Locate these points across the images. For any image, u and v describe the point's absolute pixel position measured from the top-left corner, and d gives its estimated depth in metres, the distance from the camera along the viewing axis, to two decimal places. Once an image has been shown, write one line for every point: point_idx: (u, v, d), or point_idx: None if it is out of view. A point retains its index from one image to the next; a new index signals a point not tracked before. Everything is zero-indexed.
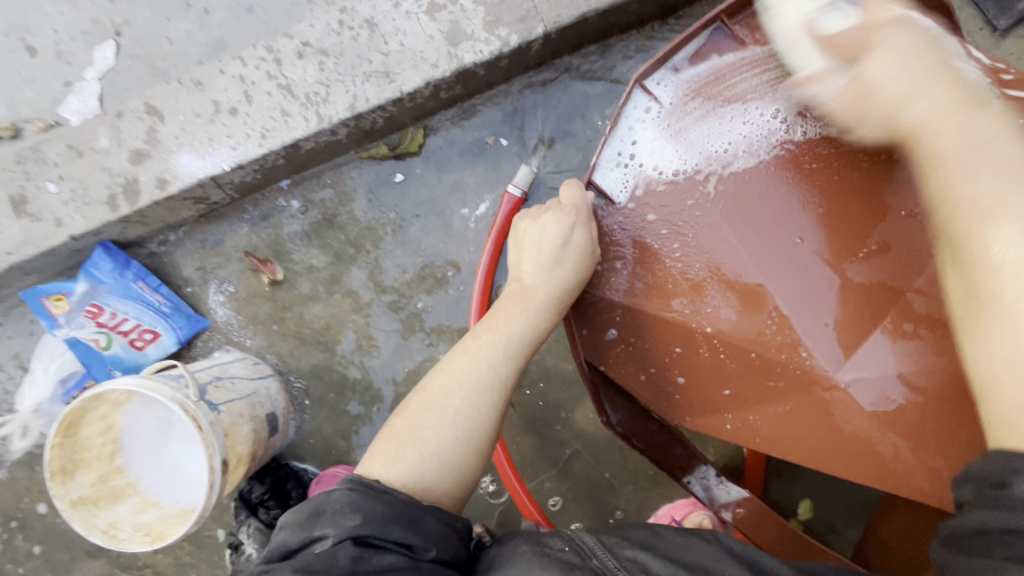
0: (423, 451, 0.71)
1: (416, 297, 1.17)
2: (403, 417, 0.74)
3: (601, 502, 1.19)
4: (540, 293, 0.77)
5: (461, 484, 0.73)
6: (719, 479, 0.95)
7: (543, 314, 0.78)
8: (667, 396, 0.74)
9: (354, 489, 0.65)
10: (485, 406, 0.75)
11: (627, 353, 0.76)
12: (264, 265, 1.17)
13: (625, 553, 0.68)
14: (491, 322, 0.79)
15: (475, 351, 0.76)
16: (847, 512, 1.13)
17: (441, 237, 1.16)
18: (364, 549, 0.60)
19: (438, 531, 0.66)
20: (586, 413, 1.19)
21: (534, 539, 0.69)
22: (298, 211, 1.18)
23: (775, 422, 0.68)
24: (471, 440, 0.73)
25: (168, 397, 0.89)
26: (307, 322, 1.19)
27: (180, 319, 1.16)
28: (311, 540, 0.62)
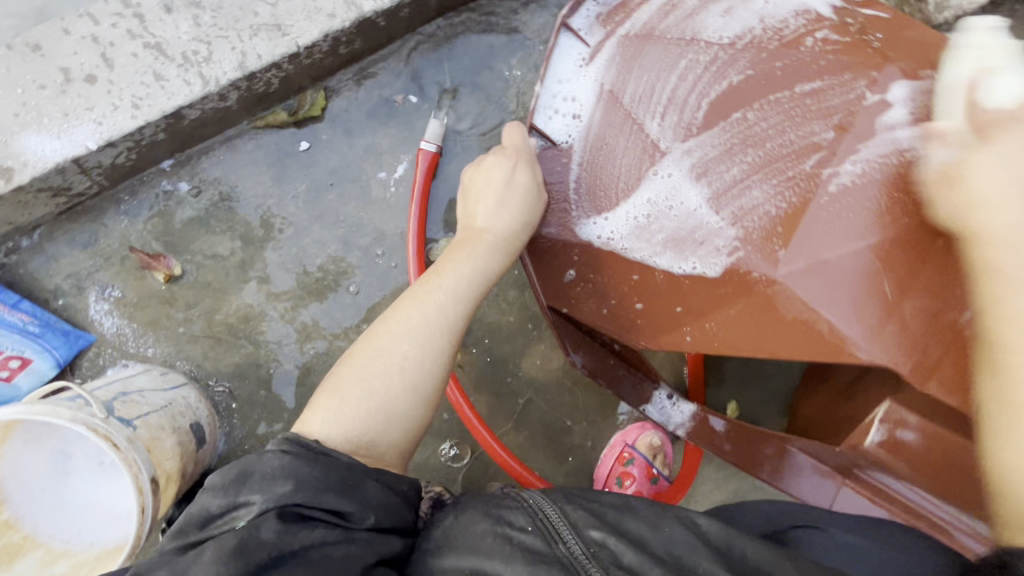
0: (369, 403, 0.69)
1: (342, 273, 1.10)
2: (349, 369, 0.71)
3: (559, 443, 1.22)
4: (488, 237, 0.78)
5: (410, 437, 0.72)
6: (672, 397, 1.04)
7: (491, 255, 0.78)
8: (627, 323, 0.78)
9: (288, 452, 0.61)
10: (434, 356, 0.73)
11: (586, 291, 0.80)
12: (157, 260, 1.03)
13: (592, 535, 0.62)
14: (441, 270, 0.77)
15: (425, 299, 0.75)
16: (767, 403, 1.29)
17: (361, 205, 1.10)
18: (292, 522, 0.56)
19: (381, 498, 0.63)
20: (533, 361, 1.22)
21: (493, 519, 0.63)
22: (188, 194, 1.05)
23: (728, 328, 0.69)
24: (419, 389, 0.71)
25: (71, 418, 0.76)
26: (219, 317, 1.07)
27: (56, 337, 0.99)
28: (235, 507, 0.58)
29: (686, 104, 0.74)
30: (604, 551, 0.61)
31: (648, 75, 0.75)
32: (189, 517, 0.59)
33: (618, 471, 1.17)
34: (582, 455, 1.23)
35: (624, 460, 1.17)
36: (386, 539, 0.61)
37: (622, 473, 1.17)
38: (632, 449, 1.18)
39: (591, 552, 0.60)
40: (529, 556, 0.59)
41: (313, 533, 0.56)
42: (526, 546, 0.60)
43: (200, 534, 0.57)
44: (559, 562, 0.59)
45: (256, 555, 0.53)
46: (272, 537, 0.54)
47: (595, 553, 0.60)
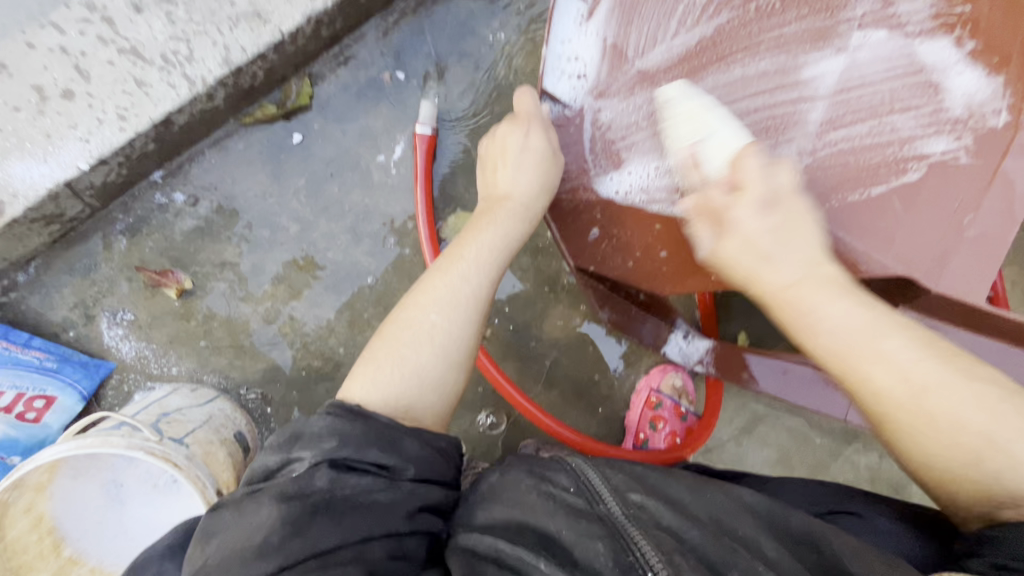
0: (403, 369, 0.66)
1: (356, 262, 1.09)
2: (379, 340, 0.68)
3: (589, 396, 1.26)
4: (511, 203, 0.78)
5: (447, 403, 0.68)
6: (687, 335, 1.11)
7: (516, 221, 0.78)
8: (651, 270, 0.76)
9: (331, 412, 0.59)
10: (462, 319, 0.69)
11: (611, 247, 0.79)
12: (166, 276, 1.00)
13: (633, 498, 0.60)
14: (469, 241, 0.76)
15: (450, 267, 0.72)
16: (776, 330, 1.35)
17: (364, 191, 1.08)
18: (343, 472, 0.56)
19: (420, 452, 0.60)
20: (555, 323, 1.24)
21: (535, 477, 0.62)
22: (185, 203, 1.01)
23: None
24: (451, 353, 0.68)
25: (127, 443, 0.75)
26: (240, 324, 1.06)
27: (76, 369, 0.96)
28: (288, 464, 0.57)
29: (692, 53, 0.70)
30: (645, 514, 0.58)
31: (652, 23, 0.72)
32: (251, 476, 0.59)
33: (649, 415, 1.23)
34: (612, 404, 1.27)
35: (653, 404, 1.24)
36: (427, 492, 0.60)
37: (652, 416, 1.23)
38: (659, 393, 1.24)
39: (632, 513, 0.58)
40: (571, 512, 0.58)
41: (361, 482, 0.56)
42: (569, 503, 0.59)
43: (258, 484, 0.57)
44: (601, 519, 0.57)
45: (314, 501, 0.54)
46: (327, 485, 0.55)
47: (636, 514, 0.58)
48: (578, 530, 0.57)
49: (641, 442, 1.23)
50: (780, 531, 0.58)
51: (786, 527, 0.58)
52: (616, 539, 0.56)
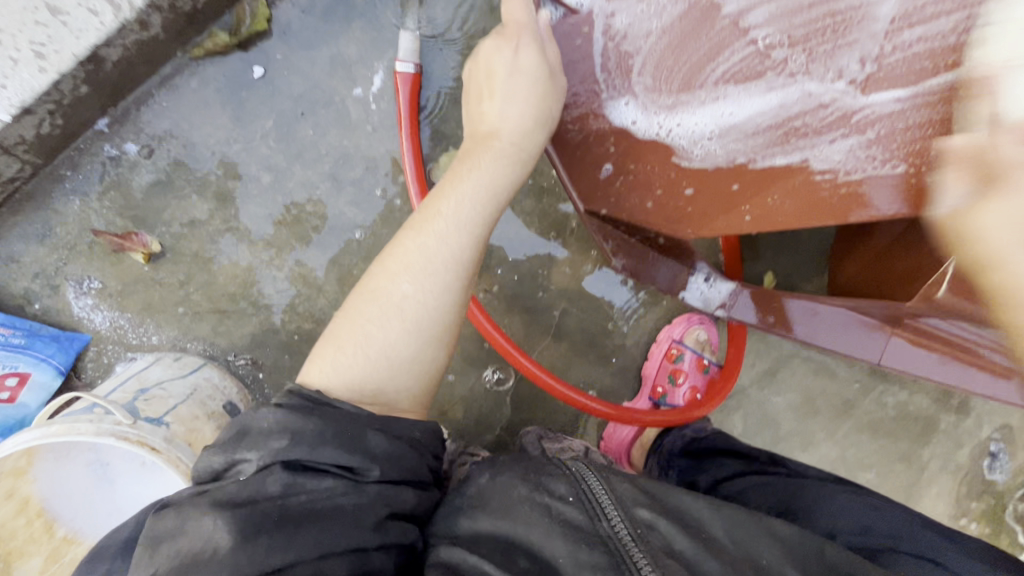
0: (368, 348, 0.57)
1: (340, 212, 0.97)
2: (342, 314, 0.60)
3: (602, 347, 1.17)
4: (500, 140, 0.65)
5: (423, 383, 0.60)
6: (709, 276, 1.02)
7: (506, 163, 0.65)
8: (677, 214, 0.59)
9: (284, 406, 0.53)
10: (435, 288, 0.59)
11: (627, 184, 0.65)
12: (129, 239, 0.90)
13: (640, 515, 0.56)
14: (449, 189, 0.63)
15: (422, 226, 0.61)
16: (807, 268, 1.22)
17: (341, 131, 0.95)
18: (297, 474, 0.50)
19: (387, 448, 0.54)
20: (563, 271, 1.14)
21: (533, 486, 0.58)
22: (139, 155, 0.89)
23: (798, 197, 0.48)
24: (425, 328, 0.59)
25: (96, 431, 0.69)
26: (218, 287, 0.97)
27: (47, 344, 0.89)
28: (233, 466, 0.51)
29: None
30: (653, 536, 0.55)
31: None
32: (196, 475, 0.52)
33: (669, 368, 1.16)
34: (627, 354, 1.19)
35: (673, 357, 1.15)
36: (396, 494, 0.54)
37: (672, 369, 1.16)
38: (680, 345, 1.16)
39: (638, 534, 0.55)
40: (568, 530, 0.55)
41: (319, 486, 0.50)
42: (568, 519, 0.55)
43: (205, 485, 0.51)
44: (604, 544, 0.54)
45: (263, 509, 0.48)
46: (279, 490, 0.49)
47: (642, 535, 0.55)
48: (577, 559, 0.52)
49: (658, 396, 1.16)
50: (813, 560, 0.55)
51: (819, 553, 0.55)
52: (620, 568, 0.52)
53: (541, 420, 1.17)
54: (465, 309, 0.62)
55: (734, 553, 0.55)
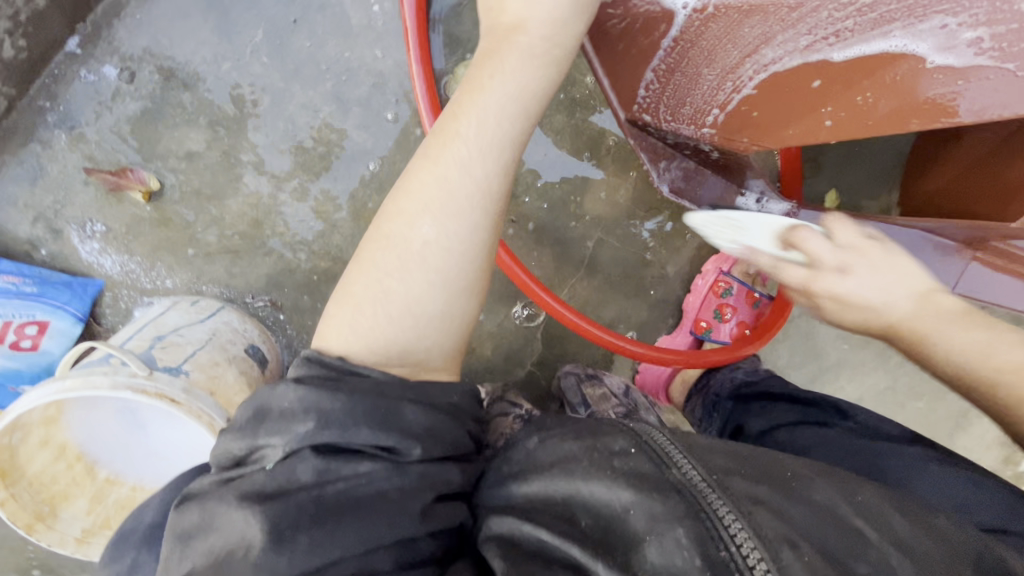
0: (388, 307, 0.50)
1: (348, 137, 0.88)
2: (354, 268, 0.52)
3: (640, 279, 1.09)
4: (528, 37, 0.53)
5: (455, 342, 0.53)
6: (762, 197, 0.89)
7: (539, 64, 0.54)
8: (744, 125, 0.68)
9: (303, 381, 0.47)
10: (460, 230, 0.50)
11: (678, 85, 0.70)
12: (124, 176, 0.83)
13: (714, 463, 0.50)
14: (468, 105, 0.52)
15: (440, 154, 0.51)
16: (875, 183, 1.07)
17: (340, 42, 0.83)
18: (330, 459, 0.45)
19: (424, 422, 0.48)
20: (598, 196, 1.03)
21: (590, 443, 0.52)
22: (119, 80, 0.79)
23: (892, 92, 0.52)
24: (455, 277, 0.50)
25: (111, 384, 0.66)
26: (227, 227, 0.90)
27: (60, 291, 0.85)
28: (256, 454, 0.47)
29: None
30: (733, 483, 0.48)
31: None
32: (219, 460, 0.48)
33: (714, 302, 1.07)
34: (665, 286, 1.10)
35: (720, 291, 1.07)
36: (441, 475, 0.49)
37: (718, 304, 1.08)
38: (729, 277, 1.06)
39: (715, 481, 0.48)
40: (639, 482, 0.48)
41: (357, 470, 0.45)
42: (633, 471, 0.49)
43: (229, 472, 0.47)
44: (678, 491, 0.47)
45: (298, 501, 0.44)
46: (312, 478, 0.45)
47: (721, 480, 0.48)
48: (649, 510, 0.46)
49: (701, 331, 1.08)
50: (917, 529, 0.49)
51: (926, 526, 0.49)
52: (700, 519, 0.45)
53: (574, 354, 1.13)
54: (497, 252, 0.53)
55: (821, 500, 0.49)
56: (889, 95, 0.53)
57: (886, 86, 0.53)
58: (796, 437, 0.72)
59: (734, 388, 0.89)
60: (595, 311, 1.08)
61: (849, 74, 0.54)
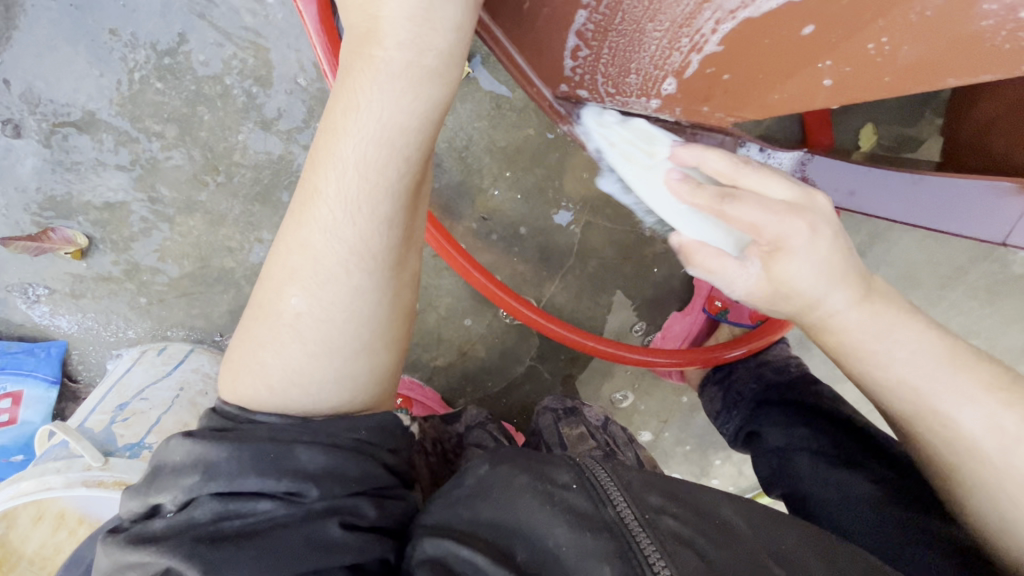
0: (266, 381, 0.44)
1: (278, 155, 0.76)
2: (237, 333, 0.47)
3: (640, 255, 0.96)
4: (386, 55, 0.41)
5: (360, 401, 0.46)
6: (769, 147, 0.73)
7: (413, 92, 0.41)
8: (712, 91, 0.55)
9: (194, 434, 0.42)
10: (337, 297, 0.43)
11: (617, 48, 0.53)
12: (46, 238, 0.76)
13: (650, 500, 0.46)
14: (325, 152, 0.43)
15: (309, 211, 0.43)
16: (918, 102, 0.87)
17: (241, 46, 0.72)
18: (226, 500, 0.40)
19: (324, 461, 0.42)
20: (579, 175, 0.90)
21: (532, 471, 0.47)
22: (6, 136, 0.72)
23: (919, 36, 0.41)
24: (334, 345, 0.44)
25: (65, 483, 0.64)
26: (173, 271, 0.82)
27: (24, 359, 0.83)
28: (152, 512, 0.42)
29: None
30: (665, 521, 0.44)
31: None
32: (121, 520, 0.43)
33: None
34: (669, 261, 0.97)
35: None
36: (353, 507, 0.43)
37: None
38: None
39: (648, 520, 0.44)
40: (574, 519, 0.43)
41: (256, 509, 0.41)
42: (571, 507, 0.44)
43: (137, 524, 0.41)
44: (609, 531, 0.43)
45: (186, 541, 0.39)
46: (207, 518, 0.40)
47: (654, 521, 0.44)
48: (580, 550, 0.42)
49: (715, 312, 0.96)
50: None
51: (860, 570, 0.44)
52: (628, 560, 0.41)
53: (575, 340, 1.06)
54: (392, 307, 0.46)
55: (749, 544, 0.44)
56: (920, 40, 0.41)
57: (910, 30, 0.41)
58: (819, 477, 0.67)
59: (761, 389, 0.82)
60: (593, 298, 0.97)
61: (862, 15, 0.41)
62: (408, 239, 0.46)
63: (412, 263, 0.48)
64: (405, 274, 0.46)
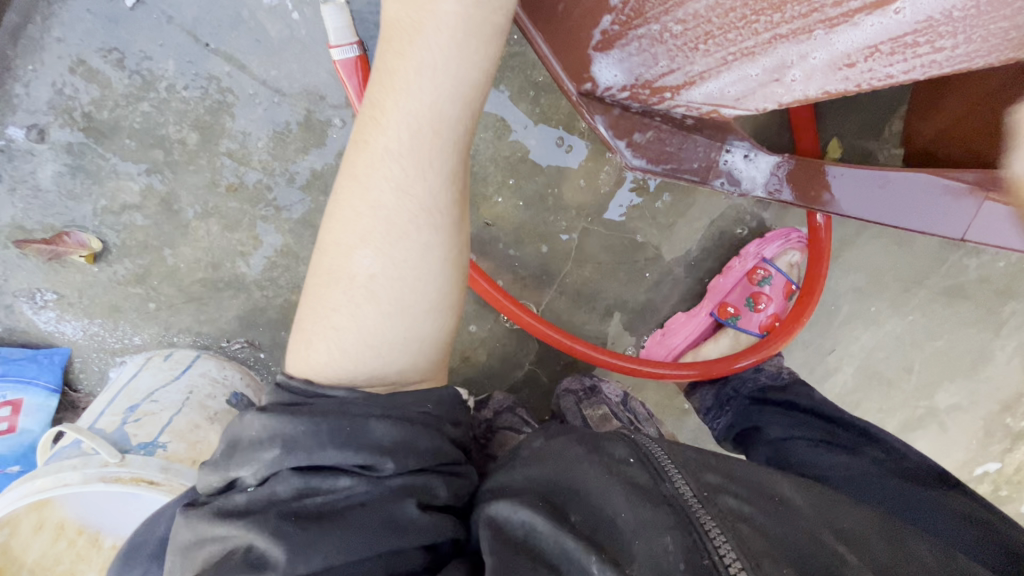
0: (342, 343, 0.48)
1: (293, 163, 0.80)
2: (305, 304, 0.51)
3: (633, 261, 1.02)
4: (442, 13, 0.46)
5: (425, 364, 0.51)
6: (750, 151, 0.74)
7: (472, 43, 0.48)
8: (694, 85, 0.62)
9: (268, 407, 0.45)
10: (403, 255, 0.48)
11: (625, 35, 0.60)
12: (61, 241, 0.78)
13: (707, 479, 0.49)
14: (389, 111, 0.48)
15: (369, 176, 0.48)
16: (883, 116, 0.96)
17: (263, 59, 0.76)
18: (308, 476, 0.44)
19: (398, 436, 0.45)
20: (576, 184, 0.96)
21: (594, 446, 0.51)
22: (30, 141, 0.74)
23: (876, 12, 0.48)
24: (406, 301, 0.48)
25: (82, 479, 0.64)
26: (185, 276, 0.83)
27: (27, 366, 0.82)
28: (231, 485, 0.45)
29: None
30: (722, 498, 0.47)
31: None
32: (199, 495, 0.47)
33: (749, 288, 1.02)
34: (661, 266, 1.03)
35: (757, 279, 1.01)
36: (425, 486, 0.47)
37: (753, 292, 1.02)
38: (769, 265, 1.01)
39: (704, 496, 0.47)
40: (635, 491, 0.47)
41: (336, 485, 0.44)
42: (632, 480, 0.48)
43: (218, 497, 0.45)
44: (668, 504, 0.46)
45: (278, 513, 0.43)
46: (292, 493, 0.44)
47: (709, 497, 0.47)
48: (639, 518, 0.45)
49: (726, 316, 1.02)
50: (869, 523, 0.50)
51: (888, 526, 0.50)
52: (687, 530, 0.44)
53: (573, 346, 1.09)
54: (455, 266, 0.51)
55: (803, 525, 0.47)
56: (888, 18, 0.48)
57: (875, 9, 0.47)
58: (821, 458, 0.74)
59: (757, 388, 0.88)
60: (590, 301, 1.02)
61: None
62: (462, 200, 0.52)
63: (467, 228, 0.53)
64: (463, 233, 0.52)
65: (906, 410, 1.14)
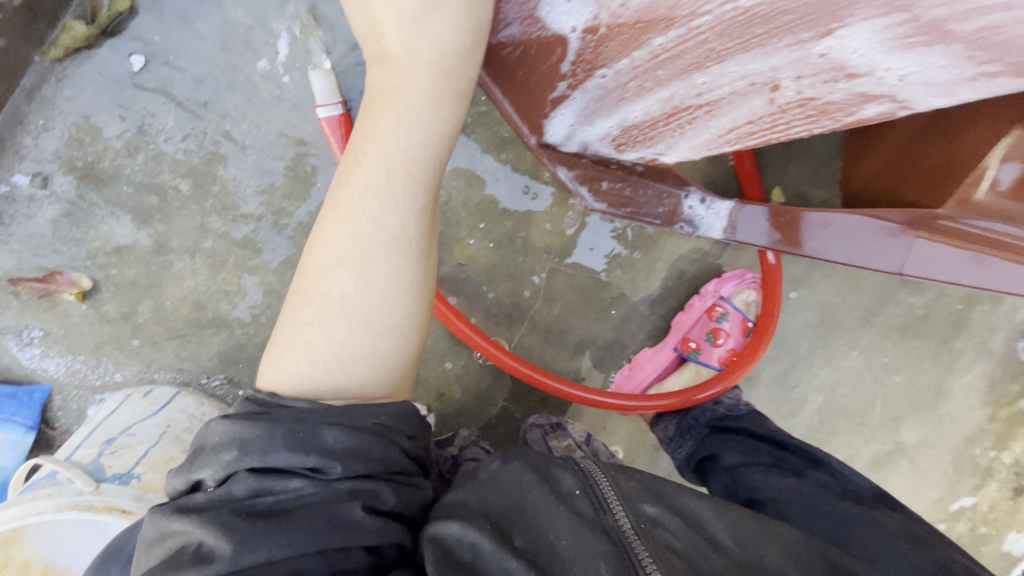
0: (311, 354, 0.53)
1: (278, 207, 0.87)
2: (282, 320, 0.56)
3: (599, 299, 1.08)
4: (416, 79, 0.54)
5: (387, 380, 0.56)
6: (706, 199, 0.85)
7: (439, 100, 0.55)
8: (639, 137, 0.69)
9: (231, 415, 0.50)
10: (372, 278, 0.54)
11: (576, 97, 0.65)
12: (53, 280, 0.82)
13: (645, 511, 0.53)
14: (368, 155, 0.55)
15: (347, 207, 0.55)
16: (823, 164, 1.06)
17: (255, 115, 0.84)
18: (261, 476, 0.47)
19: (349, 443, 0.49)
20: (543, 228, 1.04)
21: (542, 474, 0.55)
22: (34, 187, 0.81)
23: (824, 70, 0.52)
24: (372, 319, 0.54)
25: (56, 507, 0.66)
26: (170, 314, 0.87)
27: (6, 403, 0.84)
28: (195, 487, 0.49)
29: None
30: (658, 531, 0.52)
31: None
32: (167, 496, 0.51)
33: (709, 325, 1.08)
34: (626, 304, 1.09)
35: (715, 315, 1.07)
36: (372, 491, 0.50)
37: (712, 328, 1.08)
38: (726, 302, 1.07)
39: (643, 529, 0.52)
40: (578, 521, 0.51)
41: (287, 486, 0.47)
42: (577, 510, 0.52)
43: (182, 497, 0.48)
44: (607, 534, 0.51)
45: (229, 511, 0.46)
46: (245, 493, 0.47)
47: (647, 529, 0.52)
48: (579, 543, 0.49)
49: (687, 351, 1.08)
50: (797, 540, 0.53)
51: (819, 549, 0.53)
52: (623, 560, 0.49)
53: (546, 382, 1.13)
54: (421, 291, 0.56)
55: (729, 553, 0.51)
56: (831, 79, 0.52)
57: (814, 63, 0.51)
58: (770, 483, 0.77)
59: (716, 416, 0.92)
60: (559, 337, 1.07)
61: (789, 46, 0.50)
62: (431, 235, 0.58)
63: (434, 258, 0.59)
64: (429, 263, 0.58)
65: (869, 442, 1.17)
